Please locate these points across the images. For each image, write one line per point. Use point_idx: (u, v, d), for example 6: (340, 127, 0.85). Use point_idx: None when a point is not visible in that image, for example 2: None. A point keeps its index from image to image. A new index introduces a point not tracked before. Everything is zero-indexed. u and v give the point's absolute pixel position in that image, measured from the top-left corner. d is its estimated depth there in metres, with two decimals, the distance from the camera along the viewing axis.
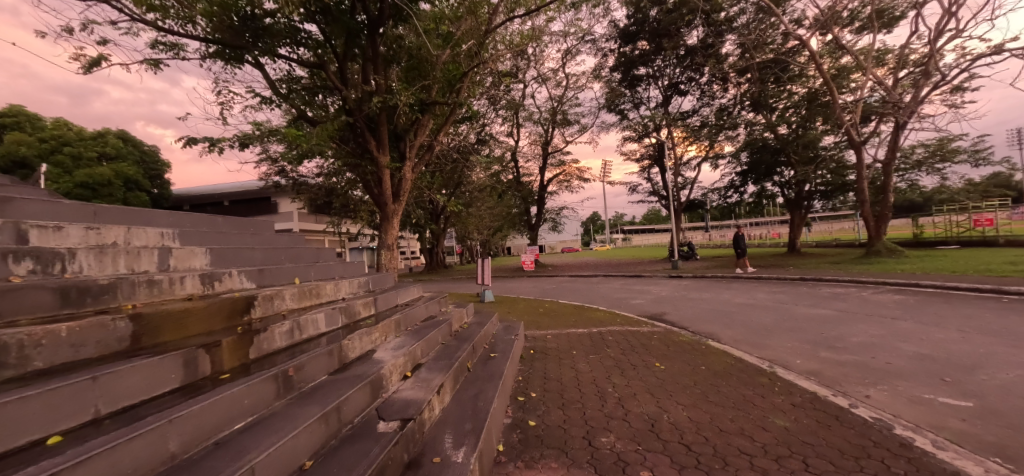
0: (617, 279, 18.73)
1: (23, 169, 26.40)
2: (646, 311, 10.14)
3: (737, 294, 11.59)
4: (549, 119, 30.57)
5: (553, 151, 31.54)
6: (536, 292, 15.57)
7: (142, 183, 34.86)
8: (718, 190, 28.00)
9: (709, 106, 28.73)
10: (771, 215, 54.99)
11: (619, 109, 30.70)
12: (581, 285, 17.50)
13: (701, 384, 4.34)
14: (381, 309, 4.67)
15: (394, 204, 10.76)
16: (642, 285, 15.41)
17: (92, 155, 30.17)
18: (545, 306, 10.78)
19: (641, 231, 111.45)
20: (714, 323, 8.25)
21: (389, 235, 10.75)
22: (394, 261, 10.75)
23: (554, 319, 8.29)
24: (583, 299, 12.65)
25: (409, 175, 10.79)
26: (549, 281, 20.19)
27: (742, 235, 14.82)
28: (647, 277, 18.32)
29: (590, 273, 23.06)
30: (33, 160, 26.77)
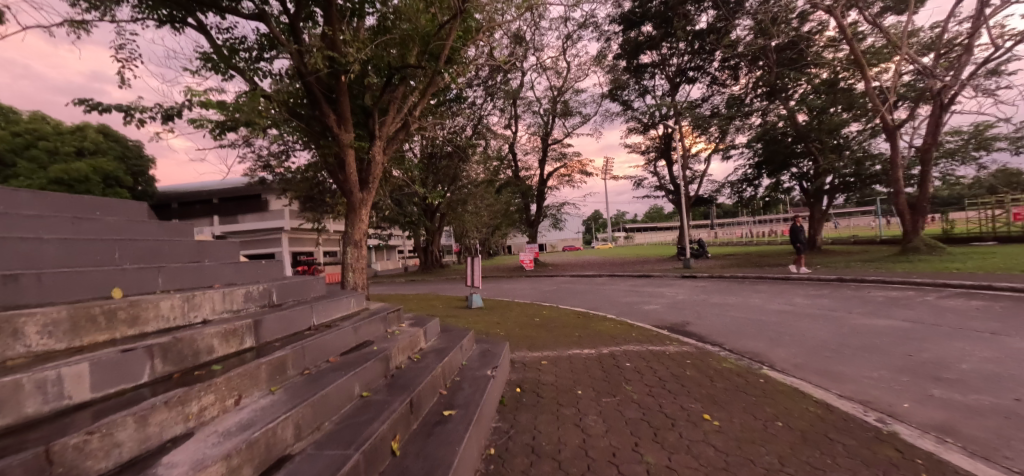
0: (623, 280, 16.90)
1: None
2: (662, 320, 8.38)
3: (768, 298, 9.78)
4: (548, 110, 28.83)
5: (553, 144, 29.76)
6: (532, 295, 13.82)
7: (124, 180, 33.24)
8: (731, 184, 26.24)
9: (720, 94, 27.00)
10: (780, 213, 53.05)
11: (623, 98, 28.86)
12: (585, 287, 15.78)
13: (793, 468, 2.57)
14: (272, 338, 2.92)
15: (362, 192, 8.96)
16: (651, 287, 13.61)
17: (70, 149, 28.53)
18: (542, 313, 9.03)
19: (642, 229, 109.98)
20: (754, 339, 6.45)
21: (358, 229, 9.01)
22: (364, 260, 9.07)
23: (553, 333, 6.52)
24: (586, 305, 10.88)
25: (381, 158, 8.98)
26: (549, 282, 18.50)
27: (801, 226, 12.49)
28: (657, 278, 16.50)
29: (593, 272, 21.29)
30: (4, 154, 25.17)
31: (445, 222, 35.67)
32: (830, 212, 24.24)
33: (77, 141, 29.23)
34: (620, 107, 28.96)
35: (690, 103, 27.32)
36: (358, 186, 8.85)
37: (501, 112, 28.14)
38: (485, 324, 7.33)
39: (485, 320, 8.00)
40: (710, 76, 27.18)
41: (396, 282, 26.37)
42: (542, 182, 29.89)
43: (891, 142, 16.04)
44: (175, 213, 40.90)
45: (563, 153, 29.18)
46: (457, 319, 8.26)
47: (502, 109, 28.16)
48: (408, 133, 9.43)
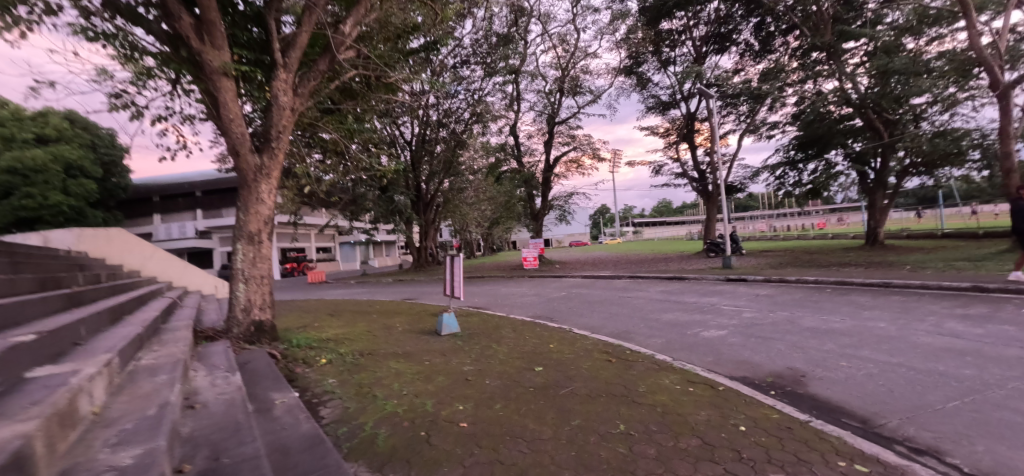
0: (650, 284, 13.45)
1: None
2: (749, 365, 5.05)
3: (900, 323, 6.32)
4: (556, 88, 25.24)
5: (560, 126, 26.17)
6: (537, 306, 10.49)
7: (89, 170, 28.46)
8: (769, 171, 22.71)
9: (757, 65, 23.33)
10: (806, 208, 49.20)
11: (640, 73, 25.39)
12: (604, 293, 12.45)
13: None
14: None
15: (264, 158, 5.55)
16: (695, 297, 10.19)
17: (28, 136, 24.00)
18: (546, 346, 5.63)
19: (652, 223, 106.50)
20: (1007, 440, 3.00)
21: (253, 212, 5.58)
22: (267, 263, 5.74)
23: (568, 422, 3.12)
24: (614, 327, 7.52)
25: (292, 102, 5.62)
26: (558, 285, 15.19)
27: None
28: (693, 281, 13.13)
29: (609, 272, 17.91)
30: None
31: (441, 216, 32.19)
32: (894, 200, 20.65)
33: (40, 127, 24.77)
34: (637, 84, 25.50)
35: (719, 77, 23.66)
36: (252, 148, 5.46)
37: (501, 89, 24.57)
38: (443, 386, 3.97)
39: (451, 368, 4.61)
40: (742, 45, 23.53)
41: (381, 284, 22.97)
42: (547, 170, 26.37)
43: (1003, 108, 12.37)
44: (153, 208, 37.58)
45: (572, 137, 25.66)
46: (408, 362, 4.95)
47: (502, 88, 24.65)
48: (334, 57, 5.96)
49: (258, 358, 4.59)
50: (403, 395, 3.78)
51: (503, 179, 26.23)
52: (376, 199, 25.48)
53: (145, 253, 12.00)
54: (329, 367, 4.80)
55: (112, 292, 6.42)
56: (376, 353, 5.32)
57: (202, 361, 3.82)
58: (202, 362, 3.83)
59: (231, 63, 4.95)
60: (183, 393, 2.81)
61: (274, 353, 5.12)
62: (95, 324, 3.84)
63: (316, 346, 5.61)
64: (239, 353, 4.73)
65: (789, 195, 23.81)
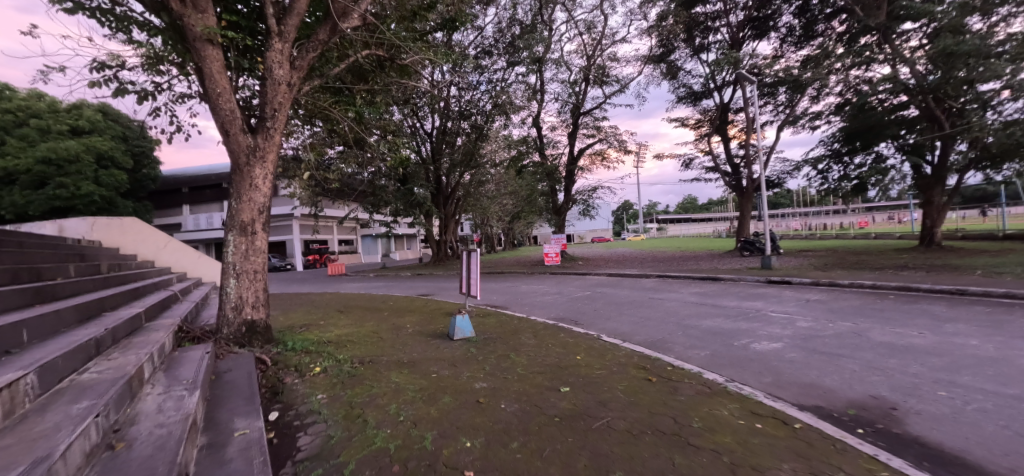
0: (681, 285, 12.51)
1: None
2: (819, 390, 4.18)
3: (996, 341, 5.30)
4: (581, 77, 24.26)
5: (585, 117, 25.15)
6: (559, 307, 9.72)
7: (121, 162, 28.95)
8: (811, 164, 21.16)
9: (799, 50, 21.75)
10: (841, 206, 46.77)
11: (671, 62, 24.12)
12: (631, 293, 11.57)
13: None
14: None
15: (257, 138, 4.96)
16: (735, 301, 9.24)
17: (64, 128, 24.28)
18: (571, 358, 4.90)
19: (676, 220, 103.89)
20: None
21: (244, 197, 4.99)
22: (261, 256, 5.16)
23: (605, 473, 2.37)
24: (647, 335, 6.72)
25: (288, 76, 5.02)
26: (581, 283, 14.35)
27: None
28: (730, 283, 12.09)
29: (636, 271, 16.95)
30: None
31: (461, 209, 31.65)
32: (954, 198, 18.99)
33: (75, 119, 25.15)
34: (667, 73, 24.23)
35: (758, 65, 22.16)
36: (244, 127, 4.87)
37: (524, 78, 23.69)
38: (449, 411, 3.27)
39: (460, 384, 3.92)
40: (783, 29, 21.96)
41: (399, 278, 22.61)
42: (571, 163, 25.40)
43: None
44: (182, 198, 38.45)
45: (598, 129, 24.63)
46: (412, 374, 4.28)
47: (524, 79, 23.83)
48: (334, 25, 5.33)
49: (241, 367, 4.03)
50: (399, 421, 3.09)
51: (525, 173, 25.45)
52: (396, 192, 25.10)
53: (158, 243, 11.82)
54: (321, 377, 4.20)
55: (106, 283, 6.02)
56: (376, 362, 4.69)
57: (168, 372, 3.27)
58: (169, 373, 3.28)
59: (216, 28, 4.37)
60: (113, 425, 2.22)
61: (262, 359, 4.54)
62: (51, 325, 3.33)
63: (312, 350, 5.03)
64: (223, 360, 4.15)
65: (833, 191, 22.32)
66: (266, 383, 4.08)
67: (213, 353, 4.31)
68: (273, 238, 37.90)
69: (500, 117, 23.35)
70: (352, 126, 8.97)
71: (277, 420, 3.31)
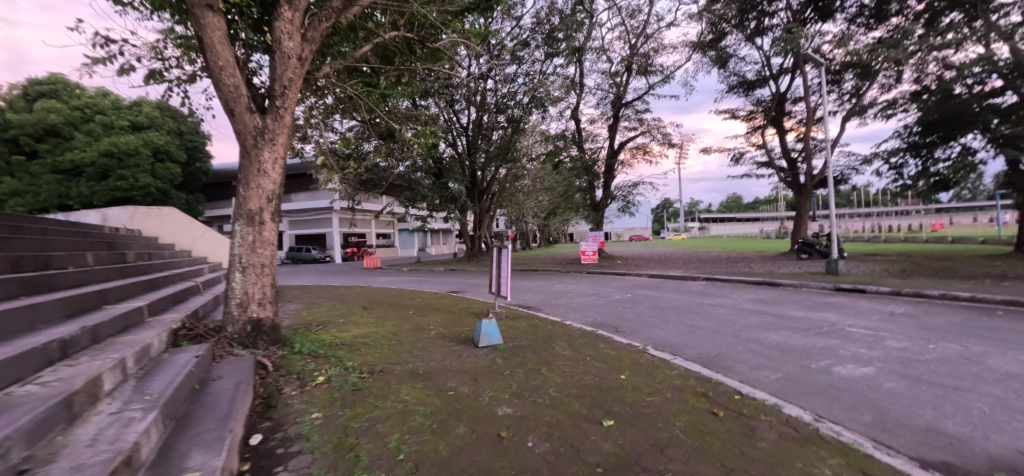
0: (734, 290, 11.34)
1: (54, 138, 23.44)
2: (948, 442, 3.16)
3: None
4: (623, 67, 23.00)
5: (626, 109, 23.89)
6: (597, 310, 8.92)
7: (177, 155, 29.95)
8: (882, 159, 19.02)
9: (870, 31, 19.56)
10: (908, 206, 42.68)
11: (722, 49, 22.42)
12: (677, 297, 10.58)
13: None
14: None
15: (265, 119, 4.49)
16: (801, 311, 8.10)
17: (125, 123, 25.60)
18: (614, 377, 4.12)
19: (720, 219, 99.20)
20: None
21: (250, 183, 4.52)
22: (269, 249, 4.70)
23: None
24: (701, 349, 5.81)
25: (299, 49, 4.54)
26: (621, 283, 13.42)
27: None
28: (791, 289, 10.83)
29: (680, 272, 15.80)
30: (65, 128, 23.50)
31: (496, 204, 31.18)
32: None
33: (134, 115, 26.53)
34: (717, 60, 22.60)
35: (822, 49, 20.13)
36: (250, 105, 4.41)
37: (563, 69, 22.73)
38: (462, 449, 2.61)
39: (480, 409, 3.24)
40: (853, 9, 19.81)
41: (433, 272, 22.41)
42: (610, 157, 24.27)
43: None
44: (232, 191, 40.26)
45: (640, 121, 23.33)
46: (425, 390, 3.66)
47: (563, 72, 22.94)
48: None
49: (234, 375, 3.55)
50: (397, 461, 2.45)
51: (560, 169, 24.57)
52: (431, 186, 24.89)
53: (194, 233, 11.94)
54: (323, 389, 3.65)
55: (123, 272, 5.80)
56: (389, 371, 4.12)
57: (139, 383, 2.80)
58: (139, 384, 2.81)
59: None
60: (18, 465, 1.72)
61: (262, 364, 4.08)
62: (23, 321, 2.96)
63: (321, 354, 4.53)
64: (216, 366, 3.68)
65: (906, 188, 20.09)
66: (263, 394, 3.60)
67: (211, 356, 3.89)
68: (314, 230, 38.97)
69: (537, 110, 22.53)
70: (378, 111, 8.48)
71: (258, 446, 2.75)
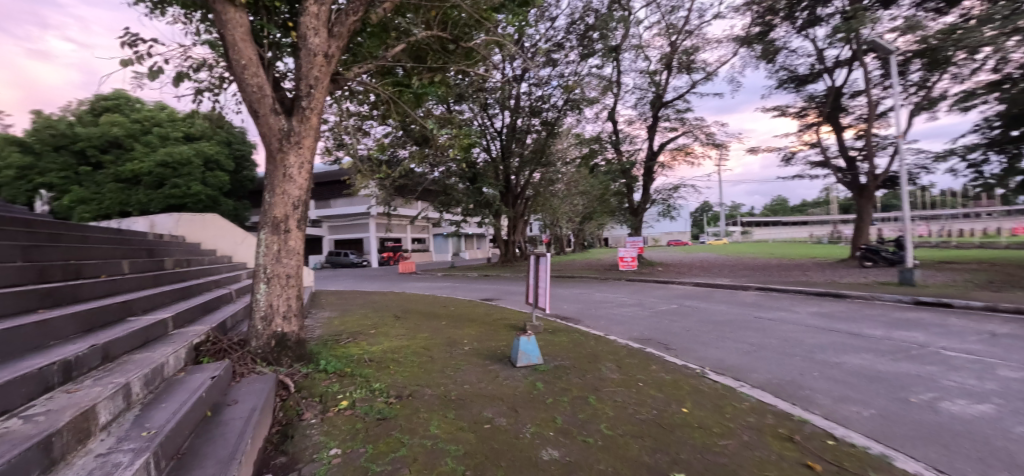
0: (793, 302, 10.32)
1: (115, 150, 25.27)
2: None
3: None
4: (663, 65, 22.04)
5: (666, 108, 22.90)
6: (643, 324, 8.25)
7: (224, 164, 31.57)
8: (960, 155, 17.10)
9: (943, 16, 17.72)
10: (987, 209, 38.61)
11: (771, 42, 21.07)
12: (730, 309, 9.70)
13: None
14: None
15: (291, 121, 4.24)
16: (879, 330, 7.13)
17: (178, 135, 27.07)
18: (675, 410, 3.56)
19: (765, 223, 94.22)
20: None
21: (274, 188, 4.27)
22: (296, 258, 4.42)
23: None
24: (769, 375, 5.09)
25: (325, 46, 4.29)
26: (665, 292, 12.59)
27: None
28: (862, 303, 9.70)
29: (729, 280, 14.74)
30: (126, 141, 25.27)
31: (530, 209, 30.75)
32: None
33: (187, 127, 27.98)
34: (765, 55, 21.25)
35: (886, 38, 18.44)
36: (275, 107, 4.17)
37: (599, 69, 22.05)
38: None
39: (520, 449, 2.78)
40: None
41: (467, 278, 22.21)
42: (649, 159, 23.29)
43: None
44: None
45: (681, 121, 22.27)
46: (457, 422, 3.22)
47: (599, 73, 22.27)
48: None
49: (252, 398, 3.25)
50: None
51: (596, 172, 23.83)
52: (465, 191, 24.79)
53: (231, 240, 12.22)
54: (347, 416, 3.29)
55: (157, 281, 5.73)
56: (419, 395, 3.72)
57: (142, 411, 2.53)
58: (144, 413, 2.53)
59: None
60: None
61: (285, 383, 3.79)
62: (30, 338, 2.77)
63: (347, 372, 4.21)
64: (235, 387, 3.40)
65: (988, 188, 18.00)
66: (282, 421, 3.28)
67: (230, 374, 3.63)
68: (352, 235, 39.90)
69: (572, 112, 21.95)
70: (410, 108, 8.15)
71: None
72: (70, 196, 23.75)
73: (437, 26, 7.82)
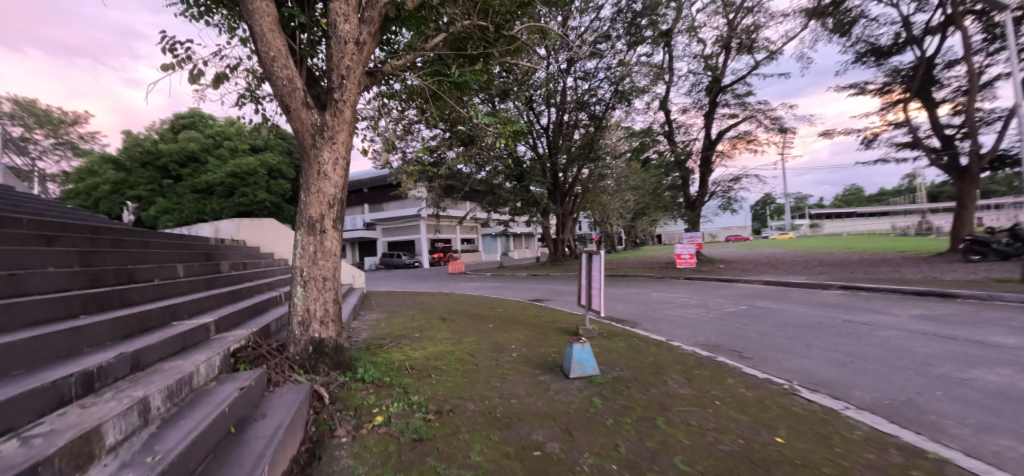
0: (888, 302, 8.97)
1: (192, 163, 27.36)
2: None
3: None
4: (720, 47, 20.41)
5: (725, 93, 21.26)
6: (709, 328, 7.43)
7: (288, 174, 32.25)
8: None
9: None
10: None
11: (846, 12, 18.85)
12: (810, 311, 8.58)
13: None
14: None
15: (324, 114, 4.02)
16: (1011, 337, 5.88)
17: (245, 146, 28.82)
18: (767, 441, 2.90)
19: (838, 214, 86.27)
20: None
21: (308, 185, 4.06)
22: (333, 259, 4.20)
23: None
24: (877, 394, 4.22)
25: (356, 32, 4.04)
26: (731, 292, 11.50)
27: None
28: (978, 304, 8.22)
29: (804, 278, 13.27)
30: (201, 154, 27.36)
31: (579, 206, 29.89)
32: None
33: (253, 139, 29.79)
34: (839, 26, 19.06)
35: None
36: (307, 100, 3.96)
37: (649, 57, 20.84)
38: None
39: None
40: None
41: (516, 278, 21.90)
42: (706, 148, 21.75)
43: None
44: None
45: (742, 105, 20.57)
46: (502, 447, 2.78)
47: (649, 60, 21.09)
48: None
49: (281, 412, 3.00)
50: None
51: (647, 166, 22.63)
52: (512, 189, 24.48)
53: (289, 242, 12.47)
54: (380, 435, 2.95)
55: (209, 284, 5.79)
56: (461, 411, 3.33)
57: (159, 429, 2.33)
58: (159, 431, 2.32)
59: None
60: None
61: (319, 394, 3.54)
62: (61, 346, 2.68)
63: (386, 382, 3.91)
64: (266, 398, 3.18)
65: None
66: (313, 437, 3.00)
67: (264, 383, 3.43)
68: (404, 238, 41.02)
69: (621, 103, 20.91)
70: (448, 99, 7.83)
71: None
72: (156, 207, 26.23)
73: (477, 14, 7.45)
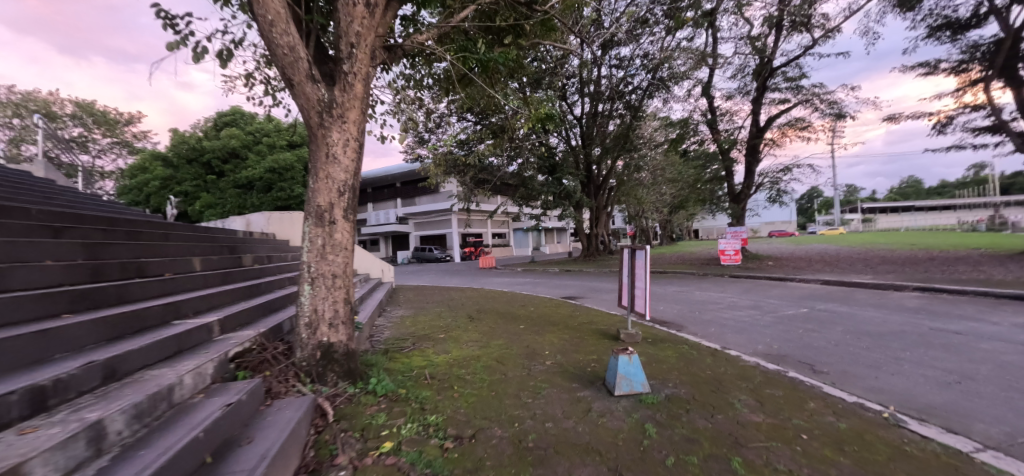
0: (981, 307, 7.73)
1: (233, 159, 28.19)
2: None
3: None
4: (770, 25, 18.80)
5: (774, 76, 19.65)
6: (768, 334, 6.56)
7: None
8: None
9: None
10: None
11: None
12: (886, 315, 7.50)
13: None
14: None
15: (332, 89, 3.54)
16: None
17: (283, 142, 29.44)
18: None
19: (896, 208, 80.04)
20: None
21: (316, 170, 3.60)
22: (344, 254, 3.70)
23: None
24: (1007, 428, 3.33)
25: None
26: (785, 292, 10.41)
27: None
28: None
29: (868, 277, 11.93)
30: (242, 150, 28.19)
31: (614, 200, 28.77)
32: None
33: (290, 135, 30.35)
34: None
35: None
36: (312, 74, 3.50)
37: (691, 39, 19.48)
38: None
39: None
40: None
41: (547, 273, 21.25)
42: (753, 137, 20.24)
43: None
44: (368, 197, 44.94)
45: (794, 89, 18.91)
46: None
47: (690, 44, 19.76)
48: None
49: (273, 433, 2.52)
50: None
51: (687, 157, 21.38)
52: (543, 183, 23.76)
53: None
54: (385, 468, 2.43)
55: (226, 279, 5.50)
56: (485, 438, 2.77)
57: (112, 462, 1.89)
58: (109, 466, 1.86)
59: None
60: None
61: (324, 409, 3.07)
62: (22, 352, 2.31)
63: (401, 397, 3.40)
64: (259, 416, 2.72)
65: None
66: (310, 465, 2.50)
67: (262, 395, 3.00)
68: (435, 232, 41.15)
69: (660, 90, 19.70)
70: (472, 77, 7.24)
71: None
72: (201, 201, 27.25)
73: None
